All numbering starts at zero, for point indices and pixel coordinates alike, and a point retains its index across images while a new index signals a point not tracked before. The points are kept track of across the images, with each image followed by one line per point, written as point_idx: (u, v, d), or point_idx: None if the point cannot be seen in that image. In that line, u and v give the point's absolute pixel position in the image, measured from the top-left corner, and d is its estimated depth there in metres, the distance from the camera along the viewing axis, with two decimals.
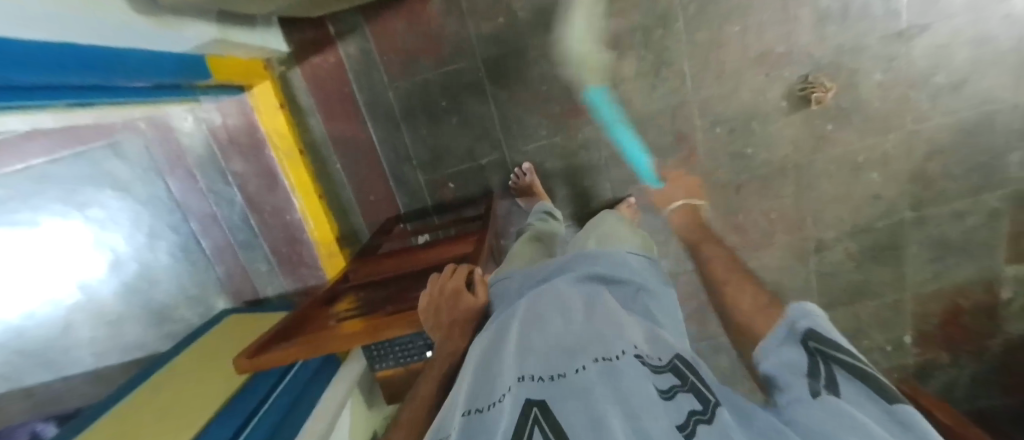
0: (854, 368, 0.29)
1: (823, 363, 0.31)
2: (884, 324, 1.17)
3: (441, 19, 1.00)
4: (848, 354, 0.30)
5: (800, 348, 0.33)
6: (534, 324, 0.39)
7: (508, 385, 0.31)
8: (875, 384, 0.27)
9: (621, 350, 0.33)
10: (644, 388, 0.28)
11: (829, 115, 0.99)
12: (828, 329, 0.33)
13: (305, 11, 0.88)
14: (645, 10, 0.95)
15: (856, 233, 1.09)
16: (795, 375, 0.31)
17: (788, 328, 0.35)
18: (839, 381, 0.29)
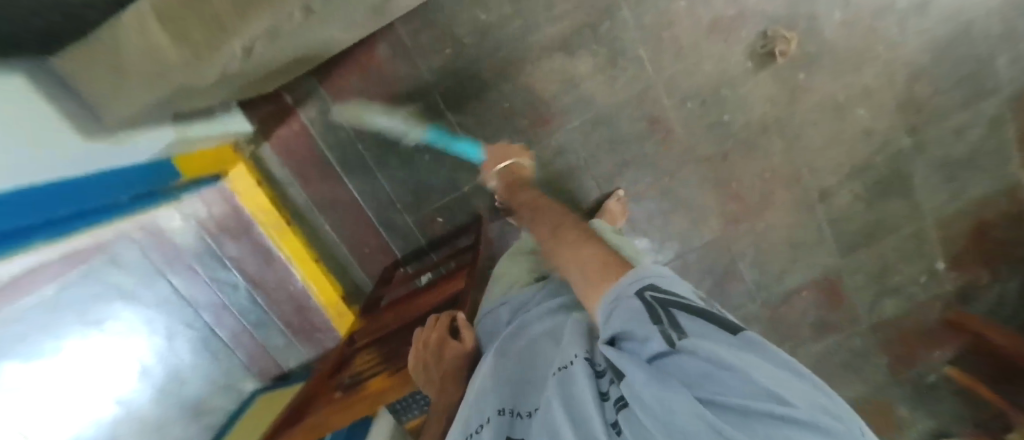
0: (694, 309, 0.29)
1: (662, 308, 0.30)
2: (913, 256, 1.11)
3: (391, 63, 1.00)
4: (678, 296, 0.31)
5: (637, 299, 0.31)
6: (515, 359, 0.48)
7: (488, 415, 0.41)
8: (723, 321, 0.29)
9: (573, 355, 0.41)
10: (583, 389, 0.35)
11: (798, 64, 0.97)
12: (663, 279, 0.32)
13: (258, 87, 0.86)
14: (588, 6, 0.94)
15: (857, 172, 1.05)
16: (638, 324, 0.30)
17: (625, 281, 0.33)
18: (685, 321, 0.29)
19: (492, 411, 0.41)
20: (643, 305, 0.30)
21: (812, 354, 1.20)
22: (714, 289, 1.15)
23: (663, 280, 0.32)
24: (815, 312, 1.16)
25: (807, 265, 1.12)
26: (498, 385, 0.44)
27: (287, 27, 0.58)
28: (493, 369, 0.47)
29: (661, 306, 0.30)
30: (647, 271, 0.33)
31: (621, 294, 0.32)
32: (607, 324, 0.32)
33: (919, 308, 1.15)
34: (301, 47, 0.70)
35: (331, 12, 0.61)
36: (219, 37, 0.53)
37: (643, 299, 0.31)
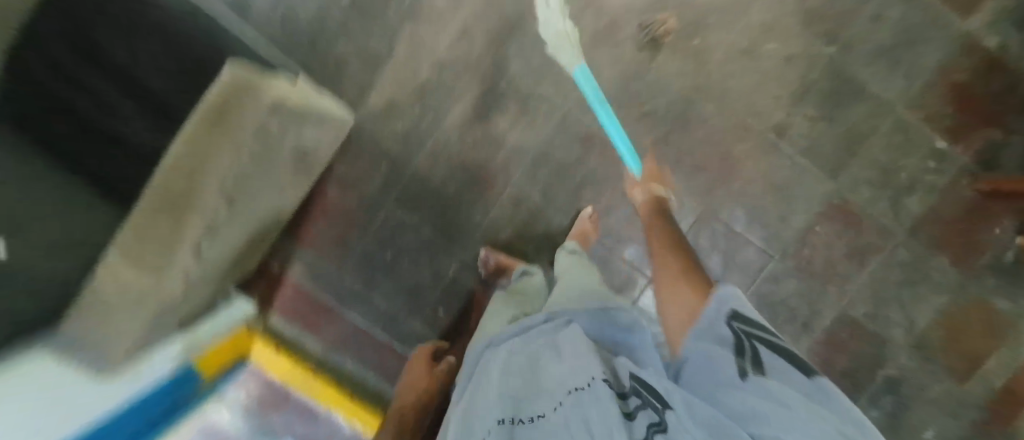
0: (773, 346, 0.40)
1: (746, 341, 0.41)
2: (906, 146, 1.05)
3: (341, 195, 1.08)
4: (763, 330, 0.42)
5: (728, 327, 0.42)
6: (534, 380, 0.51)
7: (488, 427, 0.45)
8: (797, 363, 0.37)
9: (592, 377, 0.44)
10: (609, 403, 0.39)
11: (688, 34, 1.00)
12: (746, 310, 0.43)
13: (236, 275, 0.97)
14: (481, 75, 1.01)
15: (801, 96, 1.03)
16: (725, 350, 0.41)
17: (714, 306, 0.45)
18: (761, 354, 0.39)
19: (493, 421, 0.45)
20: (735, 334, 0.42)
21: (864, 284, 1.10)
22: (726, 264, 1.10)
23: (746, 310, 0.43)
24: (841, 242, 1.09)
25: (805, 201, 1.07)
26: (505, 402, 0.48)
27: (215, 220, 0.66)
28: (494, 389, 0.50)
29: (748, 338, 0.41)
30: (735, 301, 0.44)
31: (714, 317, 0.44)
32: (693, 343, 0.45)
33: (946, 192, 1.06)
34: (246, 230, 0.78)
35: (253, 189, 0.71)
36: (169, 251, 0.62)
37: (733, 329, 0.42)
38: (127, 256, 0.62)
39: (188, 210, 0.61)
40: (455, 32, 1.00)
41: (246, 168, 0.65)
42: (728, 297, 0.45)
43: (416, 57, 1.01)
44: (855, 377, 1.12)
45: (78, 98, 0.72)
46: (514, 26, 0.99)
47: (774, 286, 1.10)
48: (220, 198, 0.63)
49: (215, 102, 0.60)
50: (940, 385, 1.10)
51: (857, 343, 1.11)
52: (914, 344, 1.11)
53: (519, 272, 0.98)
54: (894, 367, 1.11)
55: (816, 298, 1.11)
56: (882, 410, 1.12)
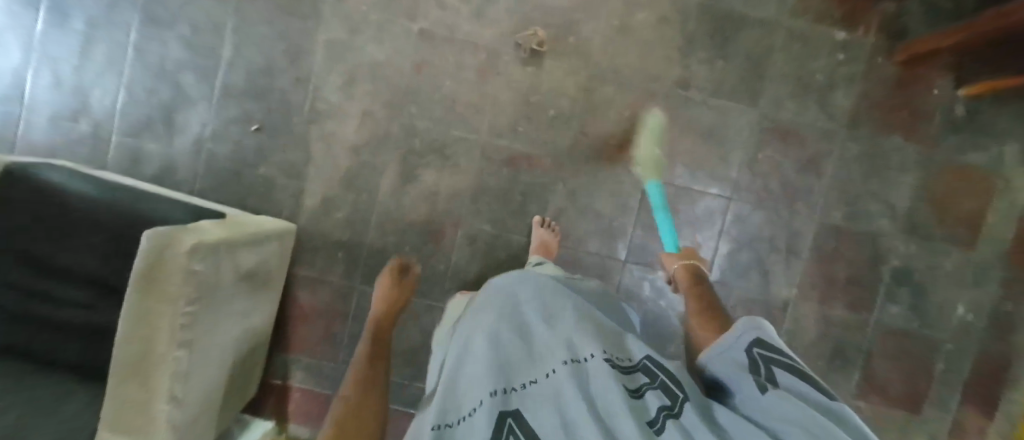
0: (790, 367, 0.39)
1: (764, 365, 0.40)
2: (809, 51, 1.06)
3: (312, 295, 1.11)
4: (785, 355, 0.41)
5: (747, 351, 0.43)
6: (521, 349, 0.47)
7: (480, 398, 0.39)
8: (813, 381, 0.36)
9: (590, 354, 0.42)
10: (607, 382, 0.37)
11: (561, 36, 1.05)
12: (772, 339, 0.43)
13: (238, 406, 0.99)
14: (394, 143, 1.07)
15: (688, 46, 1.06)
16: (741, 372, 0.41)
17: (736, 332, 0.46)
18: (779, 376, 0.38)
19: (486, 392, 0.39)
20: (752, 359, 0.42)
21: (831, 191, 1.08)
22: (690, 222, 1.09)
23: (770, 339, 0.43)
24: (789, 159, 1.08)
25: (737, 136, 1.07)
26: (496, 373, 0.42)
27: (187, 368, 0.71)
28: (476, 366, 0.45)
29: (768, 362, 0.40)
30: (758, 330, 0.44)
31: (734, 345, 0.45)
32: (715, 366, 0.45)
33: (870, 76, 1.06)
34: (224, 360, 0.84)
35: (210, 321, 0.75)
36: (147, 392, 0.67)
37: (750, 354, 0.43)
38: (115, 429, 0.66)
39: (155, 369, 0.68)
40: (357, 115, 1.07)
41: (197, 315, 0.70)
42: (748, 327, 0.46)
43: (331, 150, 1.07)
44: (864, 280, 1.09)
45: (36, 306, 0.81)
46: (405, 91, 1.06)
47: (745, 225, 1.09)
48: (179, 348, 0.68)
49: (138, 271, 0.65)
50: (949, 258, 1.08)
51: (849, 249, 1.09)
52: (906, 229, 1.08)
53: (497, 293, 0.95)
54: (896, 258, 1.08)
55: (790, 220, 1.08)
56: (904, 305, 1.09)
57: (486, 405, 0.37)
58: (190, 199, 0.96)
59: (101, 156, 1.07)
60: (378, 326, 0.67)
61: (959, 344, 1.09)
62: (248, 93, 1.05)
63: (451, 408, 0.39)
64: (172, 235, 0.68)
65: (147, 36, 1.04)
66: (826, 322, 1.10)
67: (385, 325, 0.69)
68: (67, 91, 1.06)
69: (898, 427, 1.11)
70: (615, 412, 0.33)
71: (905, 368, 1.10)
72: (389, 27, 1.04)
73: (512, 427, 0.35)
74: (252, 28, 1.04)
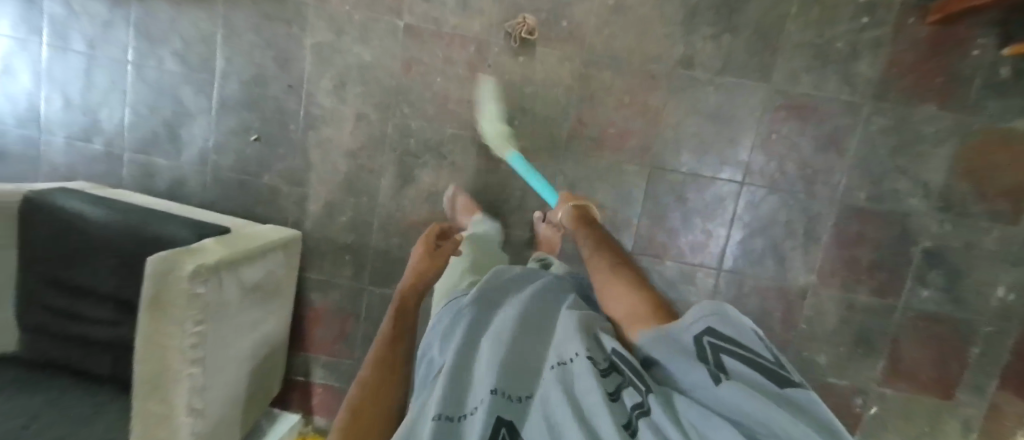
0: (748, 356, 0.33)
1: (714, 353, 0.35)
2: (827, 15, 0.96)
3: (323, 298, 1.14)
4: (737, 340, 0.34)
5: (694, 339, 0.37)
6: (516, 341, 0.47)
7: (480, 397, 0.39)
8: (778, 374, 0.30)
9: (575, 353, 0.40)
10: (589, 382, 0.35)
11: (552, 20, 1.00)
12: (727, 320, 0.35)
13: (263, 406, 1.04)
14: (390, 144, 1.06)
15: (691, 21, 0.98)
16: (691, 363, 0.35)
17: (688, 316, 0.38)
18: (733, 366, 0.33)
19: (486, 391, 0.39)
20: (702, 350, 0.36)
21: (854, 168, 1.00)
22: (699, 210, 1.04)
23: (724, 323, 0.35)
24: (807, 137, 1.00)
25: (749, 115, 1.00)
26: (496, 370, 0.42)
27: (202, 383, 0.75)
28: (479, 365, 0.45)
29: (718, 352, 0.35)
30: (716, 315, 0.36)
31: (683, 330, 0.38)
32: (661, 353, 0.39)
33: (899, 39, 0.95)
34: (243, 369, 0.89)
35: (220, 338, 0.78)
36: (167, 408, 0.73)
37: (700, 343, 0.36)
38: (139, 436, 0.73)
39: (173, 387, 0.73)
40: (351, 119, 1.06)
41: (206, 334, 0.74)
42: (701, 311, 0.37)
43: (329, 155, 1.07)
44: (891, 263, 1.02)
45: (72, 324, 0.88)
46: (397, 90, 1.04)
47: (760, 210, 1.02)
48: (192, 365, 0.73)
49: (151, 291, 0.70)
50: (988, 236, 0.99)
51: (875, 230, 1.01)
52: (939, 206, 0.99)
53: (481, 217, 0.99)
54: (928, 238, 1.00)
55: (808, 202, 1.01)
56: (936, 287, 1.02)
57: (485, 406, 0.37)
58: (200, 213, 0.99)
59: (117, 174, 1.12)
60: (403, 301, 0.66)
61: (998, 326, 1.02)
62: (244, 103, 1.06)
63: (451, 404, 0.41)
64: (192, 262, 0.72)
65: (144, 54, 1.05)
66: (850, 308, 1.04)
67: (411, 296, 0.68)
68: (79, 112, 1.09)
69: (928, 413, 1.06)
70: (598, 413, 0.32)
71: (936, 353, 1.03)
72: (375, 25, 1.01)
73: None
74: (241, 37, 1.03)
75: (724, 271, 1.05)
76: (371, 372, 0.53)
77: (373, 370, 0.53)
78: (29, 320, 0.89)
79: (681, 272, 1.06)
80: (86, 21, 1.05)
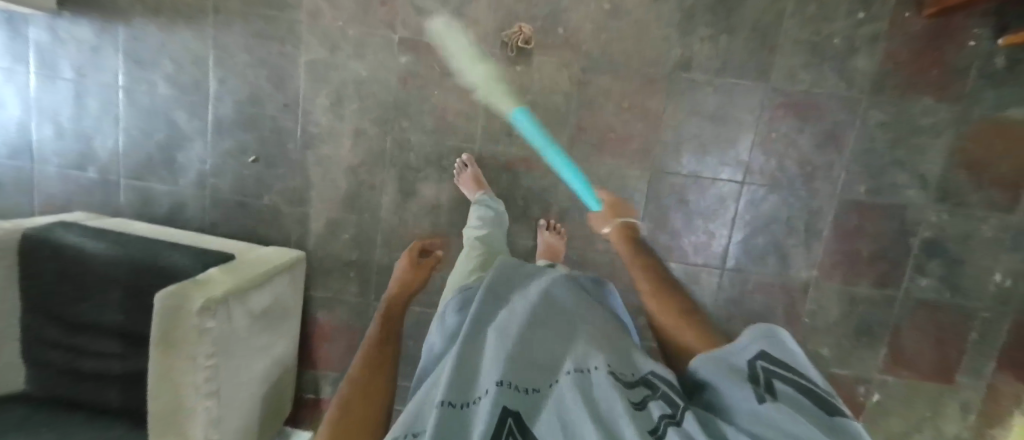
0: (800, 384, 0.32)
1: (765, 376, 0.34)
2: (824, 11, 0.96)
3: (330, 315, 1.14)
4: (793, 369, 0.34)
5: (748, 361, 0.36)
6: (529, 335, 0.47)
7: (489, 387, 0.41)
8: (830, 404, 0.30)
9: (596, 364, 0.41)
10: (612, 389, 0.36)
11: (549, 28, 0.99)
12: (785, 350, 0.35)
13: (277, 426, 1.05)
14: (390, 159, 1.05)
15: (689, 22, 0.97)
16: (736, 380, 0.35)
17: (743, 338, 0.38)
18: (784, 392, 0.32)
19: (492, 382, 0.41)
20: (751, 372, 0.35)
21: (854, 164, 1.01)
22: (701, 211, 1.05)
23: (777, 349, 0.36)
24: (806, 135, 1.00)
25: (749, 114, 1.00)
26: (503, 363, 0.43)
27: (218, 415, 0.76)
28: (489, 359, 0.46)
29: (769, 374, 0.34)
30: (770, 340, 0.36)
31: (738, 352, 0.38)
32: (704, 370, 0.39)
33: (896, 33, 0.95)
34: (256, 393, 0.90)
35: (232, 369, 0.78)
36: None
37: (752, 365, 0.36)
38: None
39: (190, 421, 0.73)
40: (350, 136, 1.04)
41: (219, 367, 0.74)
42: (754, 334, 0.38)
43: (329, 173, 1.06)
44: (891, 255, 1.03)
45: (83, 360, 0.88)
46: (395, 105, 1.03)
47: (762, 208, 1.03)
48: (208, 399, 0.73)
49: (159, 332, 0.71)
50: (985, 225, 1.01)
51: (875, 223, 1.03)
52: (938, 198, 1.01)
53: (490, 196, 0.98)
54: (927, 229, 1.02)
55: (809, 199, 1.02)
56: (935, 277, 1.04)
57: (491, 397, 0.39)
58: (203, 239, 0.99)
59: (114, 201, 1.10)
60: (389, 305, 0.70)
61: (995, 312, 1.04)
62: (240, 124, 1.04)
63: (456, 391, 0.43)
64: (197, 297, 0.71)
65: (134, 79, 1.03)
66: (852, 300, 1.06)
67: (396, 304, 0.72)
68: (71, 139, 1.07)
69: (929, 398, 1.09)
70: (621, 418, 0.33)
71: (936, 341, 1.06)
72: (369, 40, 1.00)
73: (511, 429, 0.37)
74: (233, 58, 1.01)
75: (729, 271, 1.07)
76: (360, 373, 0.54)
77: (361, 371, 0.54)
78: (34, 357, 0.89)
79: (686, 273, 1.07)
80: (72, 47, 1.03)
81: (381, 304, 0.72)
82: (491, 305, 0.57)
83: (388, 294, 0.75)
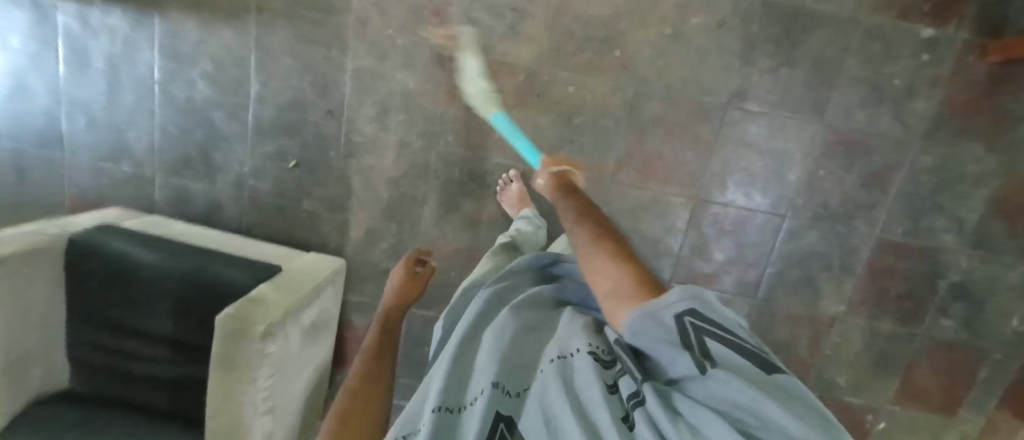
0: (735, 341, 0.28)
1: (697, 337, 0.29)
2: (888, 51, 0.93)
3: (364, 320, 1.16)
4: (721, 321, 0.29)
5: (674, 323, 0.29)
6: (528, 337, 0.45)
7: (482, 387, 0.38)
8: (763, 359, 0.27)
9: (576, 348, 0.38)
10: (591, 377, 0.33)
11: (607, 50, 0.96)
12: (706, 301, 0.30)
13: (312, 425, 1.09)
14: (434, 173, 1.04)
15: (750, 54, 0.95)
16: (671, 351, 0.29)
17: (666, 297, 0.30)
18: (719, 354, 0.27)
19: (486, 383, 0.37)
20: (681, 334, 0.29)
21: (895, 206, 1.02)
22: (740, 243, 1.06)
23: (705, 304, 0.30)
24: (853, 174, 1.00)
25: (799, 150, 1.00)
26: (498, 360, 0.40)
27: (270, 428, 0.82)
28: (484, 357, 0.42)
29: (698, 334, 0.28)
30: (694, 295, 0.30)
31: (659, 310, 0.30)
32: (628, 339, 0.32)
33: (956, 78, 0.94)
34: (299, 400, 0.94)
35: (280, 386, 0.83)
36: None
37: (679, 325, 0.29)
38: None
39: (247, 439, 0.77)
40: (394, 148, 1.02)
41: (272, 385, 0.79)
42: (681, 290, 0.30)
43: (371, 183, 1.05)
44: (916, 295, 1.07)
45: (130, 363, 0.90)
46: (442, 119, 1.00)
47: (799, 244, 1.05)
48: (264, 416, 0.79)
49: (220, 354, 0.73)
50: (1012, 272, 1.04)
51: (907, 264, 1.05)
52: (971, 244, 1.03)
53: (535, 214, 0.96)
54: (956, 273, 1.05)
55: (845, 237, 1.04)
56: (957, 318, 1.07)
57: (483, 400, 0.36)
58: (246, 245, 0.99)
59: (149, 198, 1.09)
60: (386, 316, 0.65)
61: (1007, 353, 1.09)
62: (280, 129, 1.02)
63: (453, 395, 0.40)
64: (263, 321, 0.74)
65: (171, 75, 0.99)
66: (873, 335, 1.10)
67: (393, 314, 0.66)
68: (105, 133, 1.04)
69: (932, 427, 1.16)
70: (598, 408, 0.30)
71: (949, 376, 1.11)
72: (418, 51, 0.96)
73: (504, 434, 0.34)
74: (275, 60, 0.97)
75: (761, 302, 1.09)
76: (358, 382, 0.50)
77: (360, 379, 0.51)
78: (82, 357, 0.91)
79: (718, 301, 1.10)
80: (105, 37, 0.97)
81: (377, 313, 0.66)
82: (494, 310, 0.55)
83: (385, 306, 0.67)
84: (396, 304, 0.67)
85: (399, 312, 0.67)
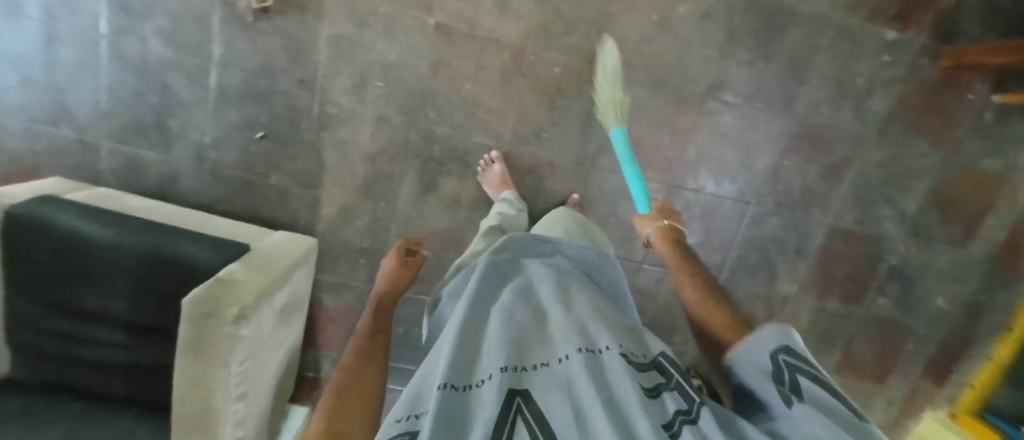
0: (819, 380, 0.37)
1: (789, 373, 0.38)
2: (855, 50, 0.99)
3: (337, 298, 1.13)
4: (811, 365, 0.38)
5: (773, 361, 0.40)
6: (539, 322, 0.45)
7: (491, 371, 0.38)
8: (842, 398, 0.35)
9: (605, 346, 0.40)
10: (626, 381, 0.35)
11: (594, 32, 0.95)
12: (800, 348, 0.40)
13: (282, 406, 1.06)
14: (412, 150, 1.01)
15: (731, 45, 0.97)
16: (767, 380, 0.39)
17: (763, 339, 0.42)
18: (804, 388, 0.36)
19: (496, 367, 0.37)
20: (776, 368, 0.39)
21: (848, 196, 1.10)
22: (709, 228, 1.11)
23: (797, 348, 0.40)
24: (814, 165, 1.07)
25: (768, 141, 1.04)
26: (506, 343, 0.40)
27: (243, 414, 0.80)
28: (493, 338, 0.42)
29: (792, 372, 0.38)
30: (784, 339, 0.41)
31: (761, 349, 0.42)
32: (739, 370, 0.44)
33: (910, 79, 1.01)
34: (271, 382, 0.92)
35: (254, 370, 0.80)
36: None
37: (775, 361, 0.40)
38: None
39: (221, 426, 0.75)
40: (372, 123, 0.98)
41: (246, 368, 0.77)
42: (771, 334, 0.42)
43: (346, 159, 1.01)
44: (860, 277, 1.17)
45: (80, 347, 0.84)
46: (423, 95, 0.97)
47: (761, 230, 1.12)
48: (238, 402, 0.77)
49: (192, 338, 0.70)
50: (941, 257, 1.15)
51: (855, 250, 1.14)
52: (910, 232, 1.13)
53: (515, 197, 0.96)
54: (895, 258, 1.15)
55: (803, 224, 1.12)
56: (892, 298, 1.19)
57: (496, 380, 0.36)
58: (209, 222, 0.93)
59: (94, 166, 0.99)
60: (379, 302, 0.63)
61: (930, 329, 1.22)
62: (247, 97, 0.95)
63: (459, 373, 0.39)
64: (236, 303, 0.70)
65: (121, 30, 0.89)
66: (820, 313, 1.20)
67: (386, 299, 0.65)
68: (40, 91, 0.93)
69: (863, 393, 1.29)
70: (633, 411, 0.32)
71: (880, 349, 1.24)
72: (401, 21, 0.92)
73: (520, 406, 0.34)
74: (242, 21, 0.89)
75: (724, 283, 1.15)
76: (353, 361, 0.49)
77: (354, 359, 0.49)
78: (22, 340, 0.83)
79: None
80: None
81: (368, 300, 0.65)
82: (493, 285, 0.55)
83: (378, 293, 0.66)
84: (386, 292, 0.66)
85: (391, 299, 0.65)
